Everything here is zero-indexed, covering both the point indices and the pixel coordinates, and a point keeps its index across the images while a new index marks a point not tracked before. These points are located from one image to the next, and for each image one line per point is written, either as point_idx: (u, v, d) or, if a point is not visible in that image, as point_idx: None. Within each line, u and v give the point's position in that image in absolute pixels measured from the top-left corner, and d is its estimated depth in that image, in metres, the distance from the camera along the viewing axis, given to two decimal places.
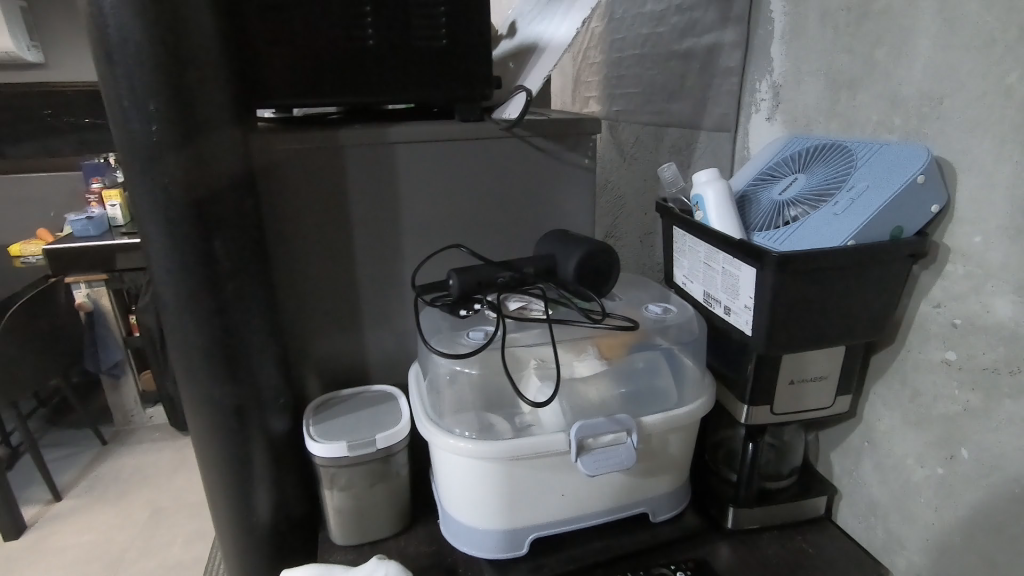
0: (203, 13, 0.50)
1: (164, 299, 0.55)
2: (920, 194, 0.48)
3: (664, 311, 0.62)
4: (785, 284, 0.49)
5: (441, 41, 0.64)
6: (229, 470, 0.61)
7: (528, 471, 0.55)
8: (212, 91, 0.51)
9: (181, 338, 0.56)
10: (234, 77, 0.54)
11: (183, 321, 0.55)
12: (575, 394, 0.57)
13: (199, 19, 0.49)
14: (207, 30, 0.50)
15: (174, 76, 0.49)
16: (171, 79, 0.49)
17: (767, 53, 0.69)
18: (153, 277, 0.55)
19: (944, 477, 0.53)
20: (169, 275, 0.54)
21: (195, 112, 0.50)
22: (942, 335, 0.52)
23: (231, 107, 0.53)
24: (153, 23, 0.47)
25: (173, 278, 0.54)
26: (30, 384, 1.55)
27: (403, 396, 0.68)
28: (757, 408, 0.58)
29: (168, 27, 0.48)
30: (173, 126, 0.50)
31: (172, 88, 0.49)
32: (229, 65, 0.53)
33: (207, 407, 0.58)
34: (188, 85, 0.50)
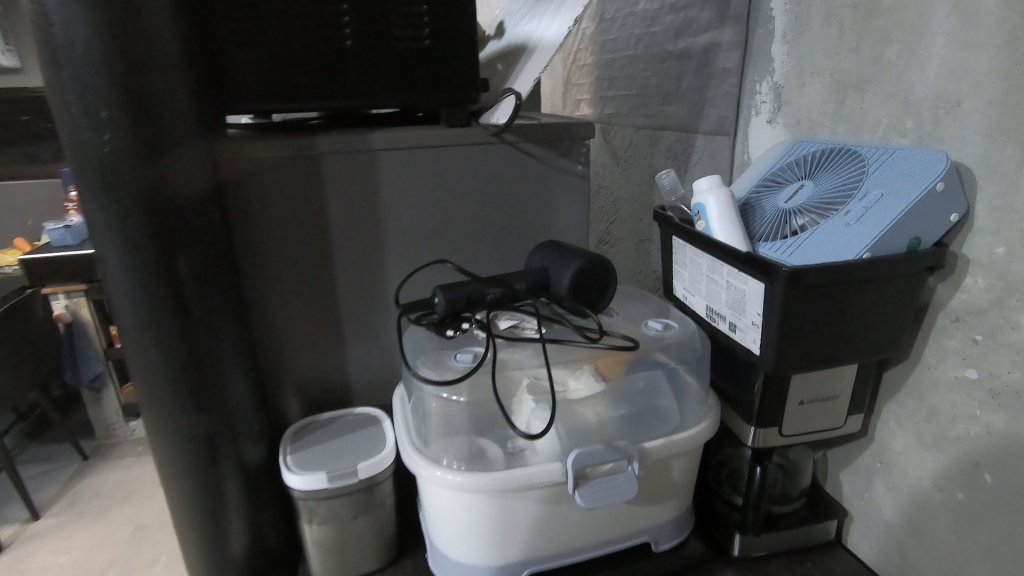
0: (162, 13, 0.46)
1: (124, 321, 0.51)
2: (938, 203, 0.45)
3: (664, 328, 0.58)
4: (796, 300, 0.45)
5: (424, 41, 0.60)
6: (197, 503, 0.56)
7: (521, 503, 0.51)
8: (172, 96, 0.47)
9: (142, 363, 0.52)
10: (198, 81, 0.50)
11: (144, 345, 0.51)
12: (572, 416, 0.53)
13: (155, 17, 0.45)
14: (165, 29, 0.46)
15: (126, 79, 0.45)
16: (125, 84, 0.45)
17: (767, 53, 0.66)
18: (110, 297, 0.50)
19: (965, 502, 0.50)
20: (128, 295, 0.49)
21: (154, 119, 0.46)
22: (961, 352, 0.49)
23: (193, 113, 0.49)
24: (103, 23, 0.43)
25: (131, 298, 0.50)
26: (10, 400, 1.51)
27: (388, 419, 0.64)
28: (765, 431, 0.54)
29: (119, 25, 0.44)
30: (127, 135, 0.46)
31: (124, 92, 0.45)
32: (192, 67, 0.49)
33: (173, 438, 0.54)
34: (144, 90, 0.45)
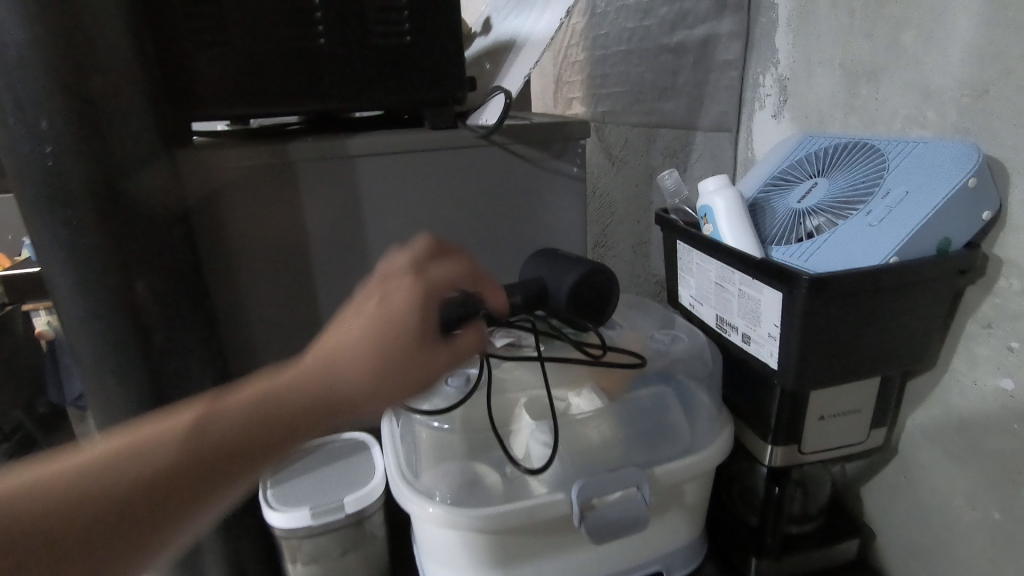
0: (111, 28, 0.44)
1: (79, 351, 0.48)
2: (969, 200, 0.41)
3: (671, 341, 0.56)
4: (818, 312, 0.42)
5: (404, 37, 0.56)
6: None
7: (521, 538, 0.47)
8: (124, 110, 0.45)
9: (102, 392, 0.49)
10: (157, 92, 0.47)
11: (103, 373, 0.49)
12: (572, 437, 0.49)
13: (106, 28, 0.44)
14: (114, 41, 0.44)
15: (75, 95, 0.43)
16: (71, 102, 0.43)
17: (771, 43, 0.62)
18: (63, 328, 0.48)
19: (1001, 523, 0.46)
20: (80, 323, 0.47)
21: (105, 135, 0.45)
22: (993, 360, 0.45)
23: (149, 125, 0.47)
24: (46, 41, 0.42)
25: (83, 325, 0.47)
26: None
27: (377, 444, 0.59)
28: (782, 449, 0.50)
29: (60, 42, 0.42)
30: (77, 152, 0.44)
31: (74, 109, 0.43)
32: (149, 80, 0.47)
33: None
34: (95, 106, 0.44)
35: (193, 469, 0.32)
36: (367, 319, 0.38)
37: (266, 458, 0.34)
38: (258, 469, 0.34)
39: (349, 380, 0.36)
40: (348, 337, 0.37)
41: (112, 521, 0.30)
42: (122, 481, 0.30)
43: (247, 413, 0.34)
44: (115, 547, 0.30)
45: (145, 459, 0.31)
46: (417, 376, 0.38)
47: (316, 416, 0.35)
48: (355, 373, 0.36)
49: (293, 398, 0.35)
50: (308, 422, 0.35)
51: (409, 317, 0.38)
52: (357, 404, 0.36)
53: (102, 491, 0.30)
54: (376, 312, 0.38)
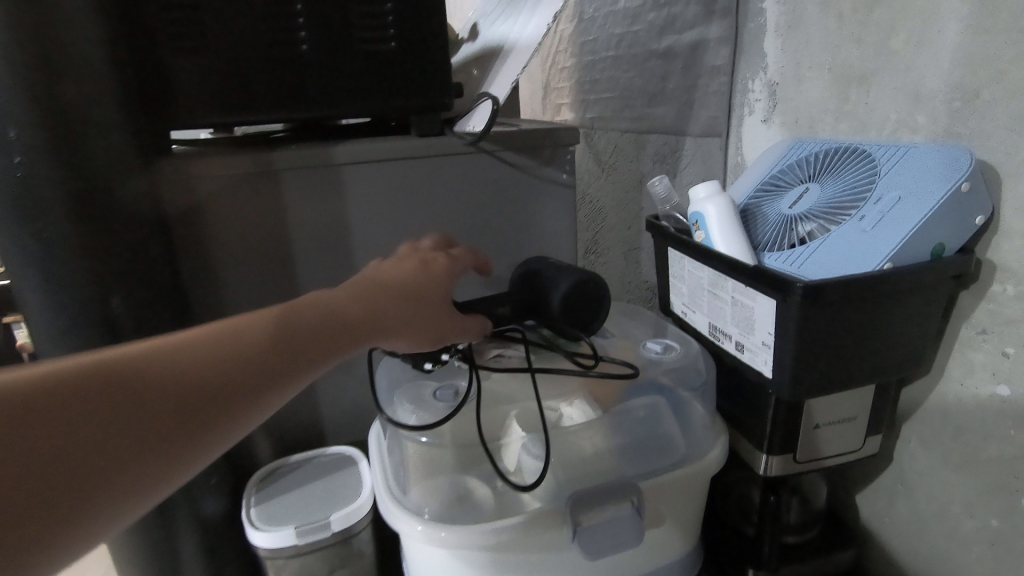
0: (87, 36, 0.44)
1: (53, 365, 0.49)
2: (962, 205, 0.41)
3: (664, 350, 0.55)
4: (812, 320, 0.41)
5: (389, 42, 0.55)
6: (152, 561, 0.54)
7: (511, 553, 0.46)
8: (99, 122, 0.45)
9: None
10: (134, 101, 0.47)
11: None
12: (566, 449, 0.48)
13: (80, 38, 0.43)
14: (91, 50, 0.44)
15: (49, 107, 0.43)
16: (44, 114, 0.43)
17: (760, 48, 0.62)
18: (39, 343, 0.48)
19: (1000, 530, 0.45)
20: (53, 337, 0.48)
21: (79, 145, 0.44)
22: (989, 366, 0.44)
23: (127, 136, 0.46)
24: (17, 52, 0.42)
25: (58, 340, 0.48)
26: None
27: (365, 459, 0.58)
28: (778, 459, 0.49)
29: (31, 51, 0.42)
30: (52, 163, 0.44)
31: (49, 121, 0.43)
32: (126, 89, 0.46)
33: None
34: (70, 116, 0.44)
35: (246, 372, 0.32)
36: (388, 270, 0.45)
37: (305, 369, 0.35)
38: (298, 380, 0.35)
39: (383, 314, 0.41)
40: (377, 278, 0.43)
41: (173, 416, 0.29)
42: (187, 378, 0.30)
43: (286, 322, 0.35)
44: (176, 441, 0.29)
45: (202, 361, 0.31)
46: (429, 326, 0.45)
47: (354, 336, 0.39)
48: (381, 304, 0.41)
49: (330, 316, 0.38)
50: (341, 340, 0.38)
51: (430, 276, 0.46)
52: (388, 334, 0.42)
53: (164, 383, 0.29)
54: (393, 267, 0.45)
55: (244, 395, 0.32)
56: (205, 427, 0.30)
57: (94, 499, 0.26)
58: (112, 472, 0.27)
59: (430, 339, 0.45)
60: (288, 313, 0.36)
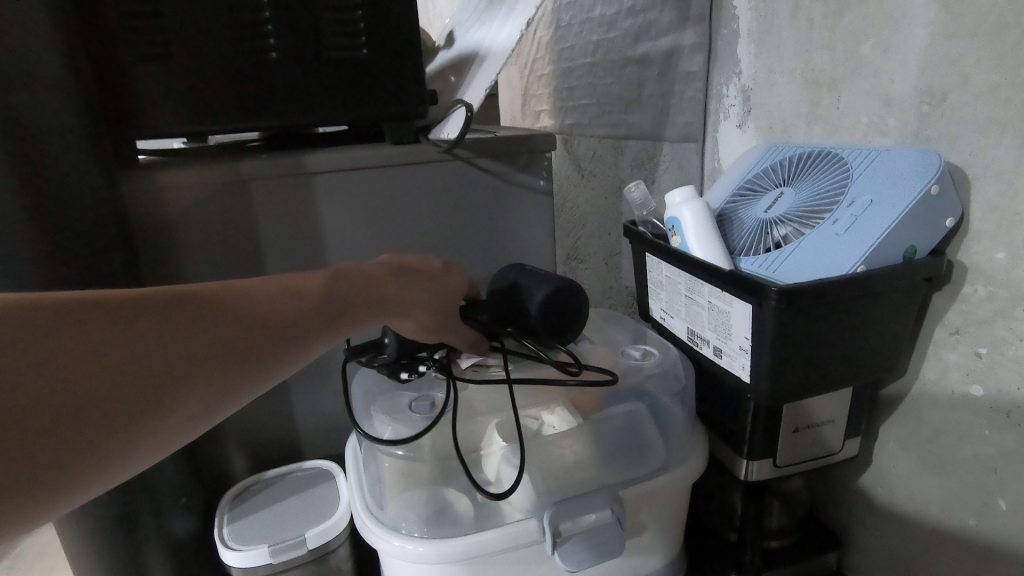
0: (50, 53, 0.45)
1: None
2: (933, 207, 0.41)
3: (644, 356, 0.54)
4: (788, 324, 0.41)
5: (360, 50, 0.55)
6: None
7: (491, 566, 0.45)
8: (61, 137, 0.47)
9: None
10: (95, 115, 0.48)
11: None
12: (546, 458, 0.47)
13: (43, 64, 0.45)
14: (53, 74, 0.46)
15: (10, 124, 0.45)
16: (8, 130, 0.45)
17: (733, 54, 0.62)
18: None
19: (977, 530, 0.45)
20: None
21: (41, 164, 0.46)
22: (962, 366, 0.45)
23: (88, 156, 0.48)
24: None
25: None
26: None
27: (342, 472, 0.57)
28: (758, 463, 0.49)
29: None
30: (11, 182, 0.45)
31: (10, 143, 0.45)
32: (86, 106, 0.48)
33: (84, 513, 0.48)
34: (32, 139, 0.45)
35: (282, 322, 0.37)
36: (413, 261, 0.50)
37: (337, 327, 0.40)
38: (334, 336, 0.40)
39: (411, 294, 0.46)
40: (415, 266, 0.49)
41: (221, 351, 0.34)
42: (234, 322, 0.35)
43: (322, 287, 0.40)
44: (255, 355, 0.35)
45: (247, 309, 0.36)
46: (436, 315, 0.48)
47: (380, 307, 0.44)
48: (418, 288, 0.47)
49: (361, 289, 0.43)
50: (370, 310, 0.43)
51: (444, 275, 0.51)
52: (411, 315, 0.46)
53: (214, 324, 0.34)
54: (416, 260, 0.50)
55: (279, 342, 0.36)
56: (245, 365, 0.35)
57: (154, 410, 0.31)
58: (169, 389, 0.32)
59: (429, 330, 0.48)
60: (331, 280, 0.41)
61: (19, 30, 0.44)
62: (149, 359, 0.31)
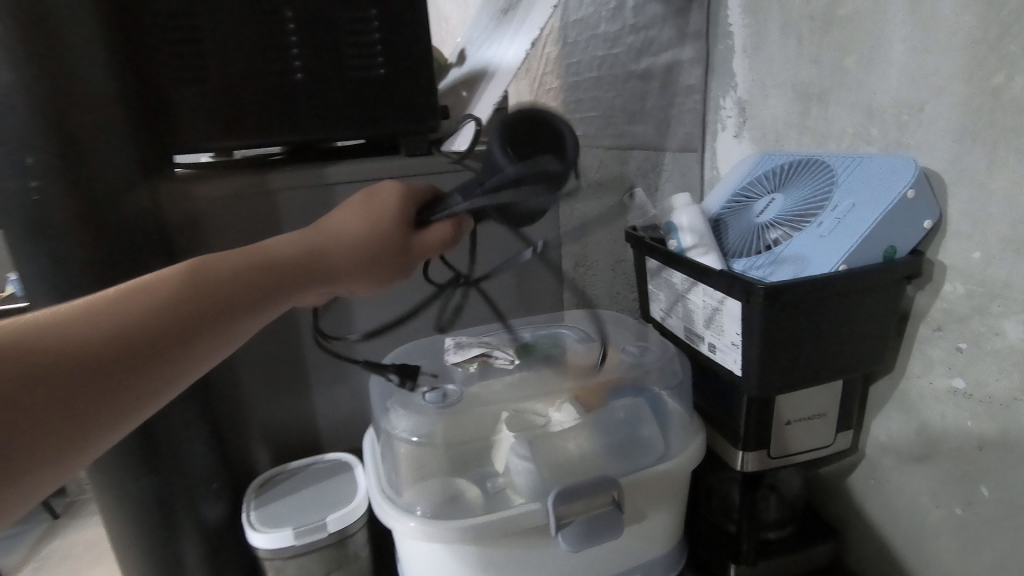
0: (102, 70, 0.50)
1: None
2: (910, 211, 0.44)
3: (641, 351, 0.58)
4: (774, 320, 0.44)
5: (378, 69, 0.60)
6: (157, 561, 0.57)
7: (500, 548, 0.48)
8: (105, 140, 0.51)
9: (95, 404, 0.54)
10: (140, 123, 0.54)
11: None
12: (552, 450, 0.50)
13: (92, 77, 0.50)
14: (101, 88, 0.50)
15: (60, 133, 0.49)
16: (58, 137, 0.49)
17: (729, 68, 0.66)
18: None
19: (964, 518, 0.47)
20: None
21: (89, 178, 0.51)
22: (946, 361, 0.47)
23: (131, 164, 0.53)
24: (38, 87, 0.48)
25: None
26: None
27: (360, 464, 0.60)
28: (753, 454, 0.52)
29: (50, 82, 0.48)
30: (63, 188, 0.50)
31: (60, 147, 0.49)
32: (130, 116, 0.52)
33: (132, 493, 0.55)
34: (79, 146, 0.50)
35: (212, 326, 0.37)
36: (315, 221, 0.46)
37: (259, 314, 0.41)
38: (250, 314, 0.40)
39: (341, 252, 0.45)
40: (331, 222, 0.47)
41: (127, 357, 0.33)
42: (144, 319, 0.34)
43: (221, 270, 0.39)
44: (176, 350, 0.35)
45: (178, 315, 0.35)
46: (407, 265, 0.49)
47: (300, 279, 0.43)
48: (348, 247, 0.45)
49: (273, 266, 0.42)
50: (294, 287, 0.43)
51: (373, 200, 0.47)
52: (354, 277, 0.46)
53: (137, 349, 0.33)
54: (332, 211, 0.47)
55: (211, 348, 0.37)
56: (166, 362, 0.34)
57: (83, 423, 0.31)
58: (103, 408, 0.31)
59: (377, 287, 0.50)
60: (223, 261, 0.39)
61: (74, 46, 0.49)
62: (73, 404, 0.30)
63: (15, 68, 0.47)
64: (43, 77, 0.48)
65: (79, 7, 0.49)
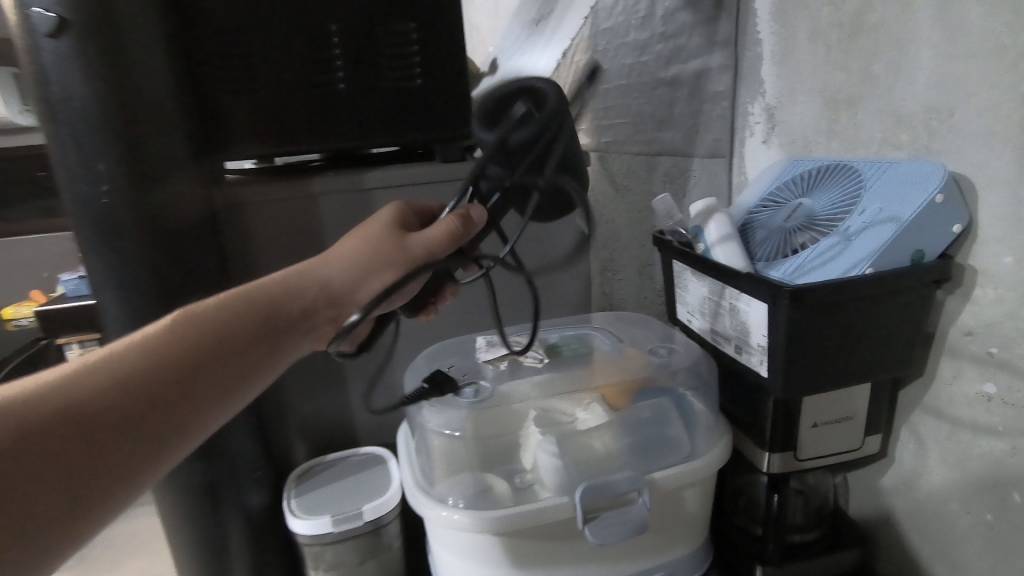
0: (162, 82, 0.54)
1: None
2: (937, 215, 0.44)
3: (669, 353, 0.59)
4: (800, 322, 0.45)
5: (416, 80, 0.65)
6: (203, 545, 0.60)
7: (529, 539, 0.50)
8: (164, 146, 0.55)
9: None
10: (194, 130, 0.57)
11: None
12: (579, 448, 0.52)
13: (153, 88, 0.53)
14: (162, 99, 0.54)
15: (123, 140, 0.53)
16: (121, 144, 0.53)
17: (758, 75, 0.66)
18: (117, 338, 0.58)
19: (995, 524, 0.47)
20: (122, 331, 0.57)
21: (149, 178, 0.54)
22: (976, 365, 0.47)
23: (188, 169, 0.56)
24: (104, 97, 0.52)
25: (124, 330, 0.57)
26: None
27: (393, 458, 0.63)
28: (780, 456, 0.52)
29: (115, 91, 0.52)
30: (126, 192, 0.54)
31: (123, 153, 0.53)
32: (187, 125, 0.56)
33: (182, 479, 0.58)
34: (140, 152, 0.53)
35: (196, 380, 0.39)
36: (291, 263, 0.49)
37: (267, 348, 0.44)
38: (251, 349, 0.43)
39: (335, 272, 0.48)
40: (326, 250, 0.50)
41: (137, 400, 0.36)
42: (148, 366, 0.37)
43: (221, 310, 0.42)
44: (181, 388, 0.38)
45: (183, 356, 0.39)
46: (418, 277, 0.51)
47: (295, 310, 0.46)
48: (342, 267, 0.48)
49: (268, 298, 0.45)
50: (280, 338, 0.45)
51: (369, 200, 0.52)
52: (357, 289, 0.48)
53: (120, 407, 0.35)
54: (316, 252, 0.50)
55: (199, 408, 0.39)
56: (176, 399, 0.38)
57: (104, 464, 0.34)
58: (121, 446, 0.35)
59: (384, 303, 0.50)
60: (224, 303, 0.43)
61: (138, 59, 0.52)
62: (59, 466, 0.32)
63: (85, 79, 0.51)
64: (109, 86, 0.51)
65: (144, 22, 0.53)
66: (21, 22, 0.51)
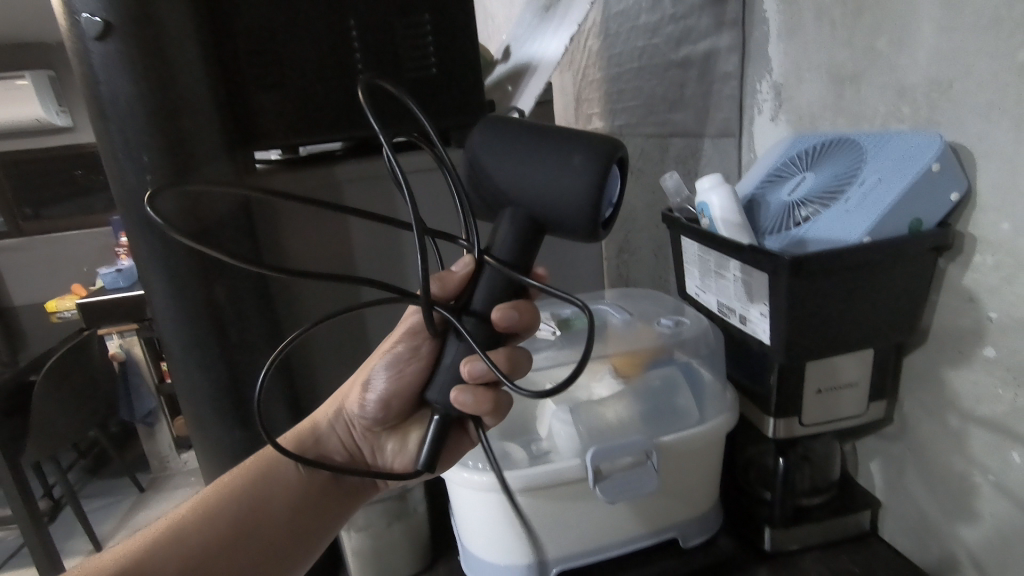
0: (197, 81, 0.58)
1: (168, 330, 0.65)
2: (935, 183, 0.46)
3: (676, 324, 0.62)
4: (800, 289, 0.46)
5: (432, 69, 0.70)
6: None
7: (545, 499, 0.53)
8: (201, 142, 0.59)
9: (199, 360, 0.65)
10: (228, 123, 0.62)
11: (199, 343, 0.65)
12: (592, 415, 0.55)
13: (190, 85, 0.58)
14: (197, 95, 0.58)
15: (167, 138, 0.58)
16: (164, 141, 0.58)
17: (766, 53, 0.67)
18: (165, 314, 0.64)
19: (996, 485, 0.49)
20: (169, 309, 0.63)
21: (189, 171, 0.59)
22: (978, 331, 0.48)
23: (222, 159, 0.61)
24: (148, 95, 0.56)
25: (173, 306, 0.63)
26: (54, 433, 1.87)
27: None
28: (785, 421, 0.54)
29: (156, 91, 0.56)
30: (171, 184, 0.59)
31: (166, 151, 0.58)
32: (220, 119, 0.61)
33: None
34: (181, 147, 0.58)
35: (241, 542, 0.48)
36: (324, 408, 0.55)
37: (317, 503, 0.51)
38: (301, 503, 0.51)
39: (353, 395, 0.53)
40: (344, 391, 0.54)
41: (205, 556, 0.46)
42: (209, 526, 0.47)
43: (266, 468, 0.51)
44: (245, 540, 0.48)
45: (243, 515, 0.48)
46: (421, 357, 0.48)
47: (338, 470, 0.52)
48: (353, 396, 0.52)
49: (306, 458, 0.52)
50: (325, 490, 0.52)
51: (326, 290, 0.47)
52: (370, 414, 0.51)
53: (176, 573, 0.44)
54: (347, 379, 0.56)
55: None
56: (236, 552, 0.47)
57: None
58: None
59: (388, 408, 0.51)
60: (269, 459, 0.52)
61: (178, 56, 0.57)
62: None
63: (132, 81, 0.56)
64: (152, 87, 0.56)
65: (184, 24, 0.57)
66: (72, 28, 0.56)
